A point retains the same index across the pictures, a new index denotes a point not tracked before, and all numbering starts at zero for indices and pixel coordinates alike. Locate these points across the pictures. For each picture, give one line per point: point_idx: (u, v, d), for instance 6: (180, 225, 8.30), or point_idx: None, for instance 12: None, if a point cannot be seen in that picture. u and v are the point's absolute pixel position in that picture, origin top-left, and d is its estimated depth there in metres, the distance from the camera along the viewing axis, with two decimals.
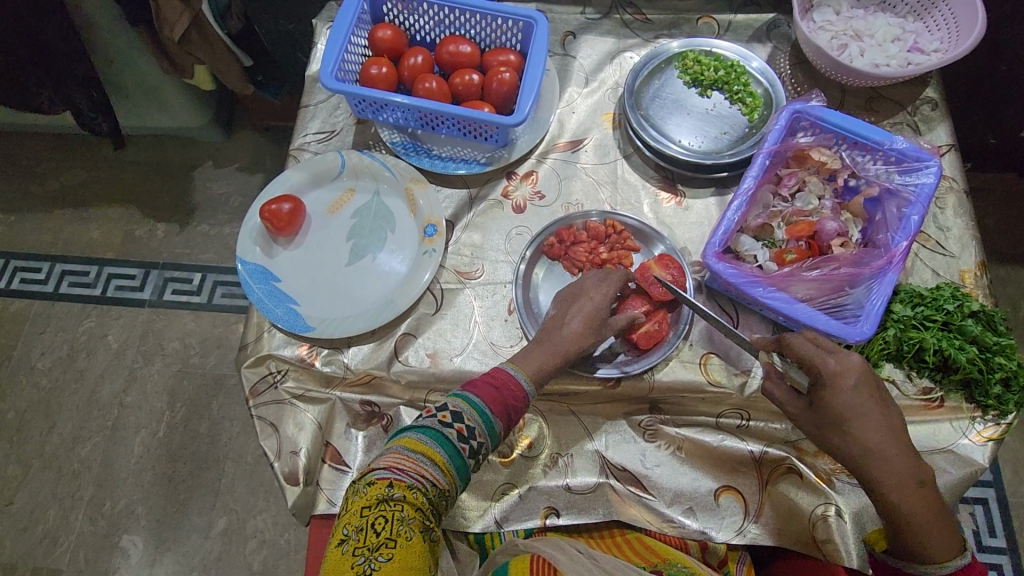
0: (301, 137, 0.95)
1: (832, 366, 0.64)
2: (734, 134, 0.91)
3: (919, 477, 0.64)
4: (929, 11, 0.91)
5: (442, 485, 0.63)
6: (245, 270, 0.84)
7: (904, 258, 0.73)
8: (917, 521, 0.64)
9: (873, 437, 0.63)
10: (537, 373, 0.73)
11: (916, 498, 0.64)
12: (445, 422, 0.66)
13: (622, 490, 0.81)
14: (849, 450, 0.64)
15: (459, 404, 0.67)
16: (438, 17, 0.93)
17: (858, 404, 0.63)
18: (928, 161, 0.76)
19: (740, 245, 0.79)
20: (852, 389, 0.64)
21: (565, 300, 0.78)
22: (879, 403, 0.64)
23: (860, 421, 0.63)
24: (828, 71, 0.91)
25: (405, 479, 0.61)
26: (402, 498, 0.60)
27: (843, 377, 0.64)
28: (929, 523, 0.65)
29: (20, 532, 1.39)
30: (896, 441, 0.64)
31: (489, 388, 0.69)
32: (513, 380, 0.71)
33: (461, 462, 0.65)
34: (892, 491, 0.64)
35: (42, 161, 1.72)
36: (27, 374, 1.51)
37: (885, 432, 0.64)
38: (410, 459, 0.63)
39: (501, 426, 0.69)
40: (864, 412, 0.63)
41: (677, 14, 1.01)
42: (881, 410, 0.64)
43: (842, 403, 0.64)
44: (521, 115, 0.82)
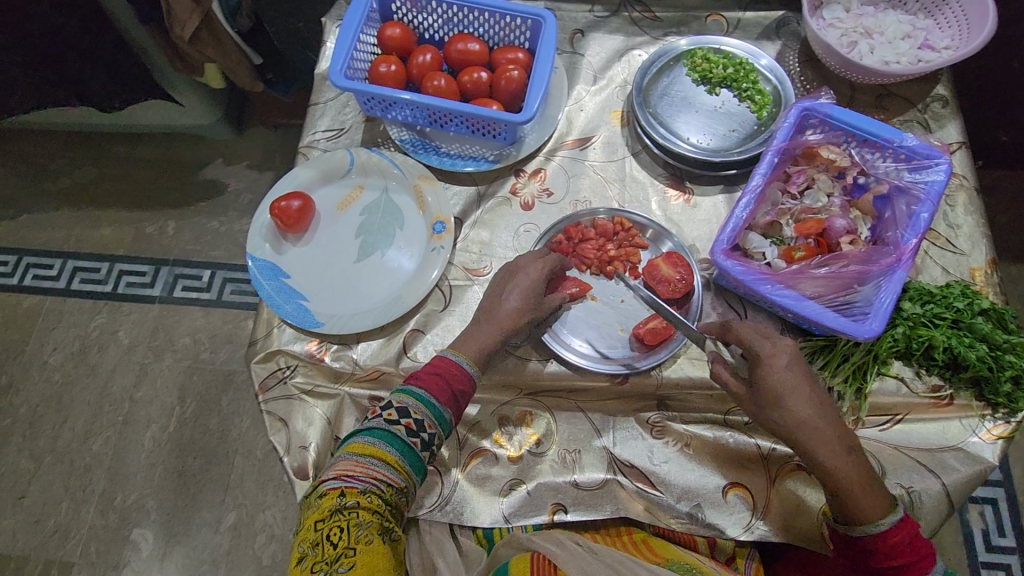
0: (310, 134, 0.96)
1: (768, 347, 0.69)
2: (743, 132, 0.90)
3: (847, 444, 0.67)
4: (940, 8, 0.91)
5: (398, 482, 0.67)
6: (255, 267, 0.85)
7: (914, 255, 0.72)
8: (851, 485, 0.66)
9: (799, 406, 0.67)
10: (479, 355, 0.75)
11: (845, 464, 0.66)
12: (391, 420, 0.70)
13: (629, 486, 0.81)
14: (780, 421, 0.68)
15: (404, 400, 0.71)
16: (447, 15, 0.94)
17: (785, 377, 0.68)
18: (939, 159, 0.76)
19: (749, 243, 0.79)
20: (781, 364, 0.68)
21: (502, 279, 0.80)
22: (807, 378, 0.68)
23: (787, 392, 0.67)
24: (838, 68, 0.91)
25: (357, 485, 0.65)
26: (356, 504, 0.64)
27: (771, 355, 0.69)
28: (863, 487, 0.66)
29: (33, 525, 1.40)
30: (822, 412, 0.67)
31: (433, 379, 0.73)
32: (455, 366, 0.74)
33: (413, 456, 0.70)
34: (824, 457, 0.66)
35: (54, 159, 1.74)
36: (40, 369, 1.53)
37: (815, 404, 0.67)
38: (360, 464, 0.67)
39: (450, 413, 0.73)
40: (793, 384, 0.67)
41: (686, 12, 1.01)
42: (808, 384, 0.68)
43: (772, 377, 0.68)
44: (529, 113, 0.82)
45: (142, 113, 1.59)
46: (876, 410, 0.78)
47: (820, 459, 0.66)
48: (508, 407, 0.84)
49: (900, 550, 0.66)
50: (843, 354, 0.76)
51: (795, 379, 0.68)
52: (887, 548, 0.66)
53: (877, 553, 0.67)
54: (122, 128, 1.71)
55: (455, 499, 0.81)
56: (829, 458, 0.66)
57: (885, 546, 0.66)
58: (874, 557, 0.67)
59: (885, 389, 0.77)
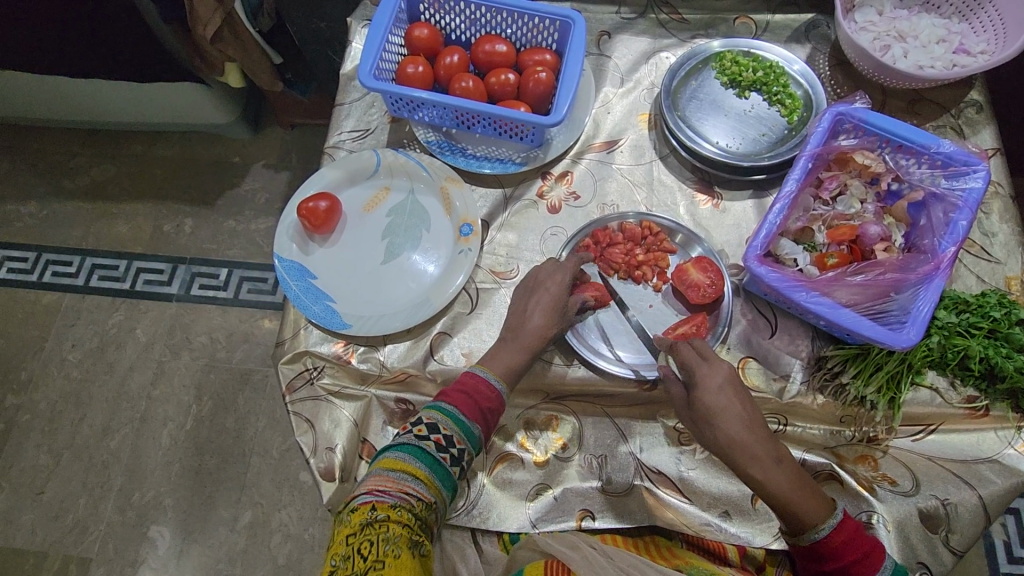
0: (336, 135, 0.96)
1: (704, 371, 0.71)
2: (773, 136, 0.89)
3: (778, 457, 0.69)
4: (975, 12, 0.89)
5: (428, 498, 0.67)
6: (282, 267, 0.85)
7: (952, 264, 0.71)
8: (786, 493, 0.67)
9: (729, 424, 0.69)
10: (505, 372, 0.76)
11: (776, 476, 0.68)
12: (421, 435, 0.70)
13: (657, 492, 0.81)
14: (717, 439, 0.70)
15: (433, 416, 0.71)
16: (474, 16, 0.93)
17: (717, 396, 0.70)
18: (977, 166, 0.75)
19: (780, 248, 0.78)
20: (713, 383, 0.71)
21: (525, 291, 0.80)
22: (740, 394, 0.71)
23: (719, 411, 0.70)
24: (870, 72, 0.90)
25: (388, 500, 0.64)
26: (387, 518, 0.63)
27: (704, 375, 0.71)
28: (800, 496, 0.67)
29: (51, 520, 1.41)
30: (753, 430, 0.69)
31: (461, 396, 0.73)
32: (483, 382, 0.75)
33: (444, 472, 0.69)
34: (757, 470, 0.68)
35: (74, 156, 1.74)
36: (59, 365, 1.54)
37: (743, 422, 0.69)
38: (391, 479, 0.66)
39: (479, 429, 0.73)
40: (724, 402, 0.70)
41: (714, 14, 0.99)
42: (742, 401, 0.71)
43: (704, 397, 0.70)
44: (559, 115, 0.81)
45: (161, 111, 1.59)
46: (909, 420, 0.77)
47: (753, 473, 0.68)
48: (532, 411, 0.84)
49: (841, 551, 0.66)
50: (876, 362, 0.74)
51: (724, 398, 0.70)
52: (829, 552, 0.67)
53: (823, 558, 0.67)
54: (140, 127, 1.71)
55: (481, 504, 0.81)
56: (762, 470, 0.68)
57: (827, 549, 0.67)
58: (822, 562, 0.67)
59: (918, 399, 0.76)
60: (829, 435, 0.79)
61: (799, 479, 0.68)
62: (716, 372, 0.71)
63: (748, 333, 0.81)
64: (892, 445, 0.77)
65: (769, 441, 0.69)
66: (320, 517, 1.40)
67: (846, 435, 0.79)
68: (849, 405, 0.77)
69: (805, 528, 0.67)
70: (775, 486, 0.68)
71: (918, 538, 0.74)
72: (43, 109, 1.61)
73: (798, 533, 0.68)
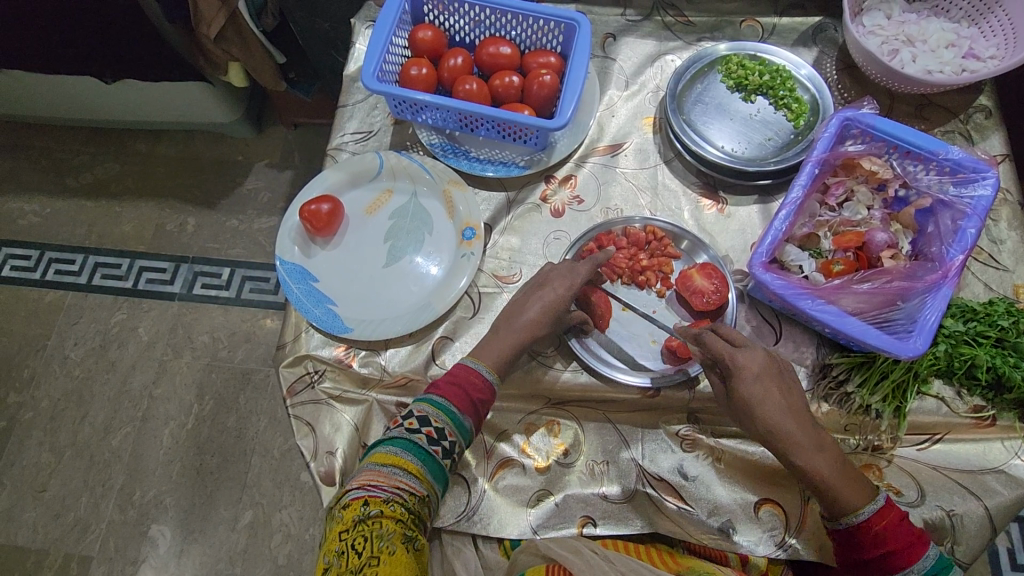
0: (339, 137, 0.95)
1: (739, 360, 0.69)
2: (779, 141, 0.89)
3: (818, 442, 0.67)
4: (985, 16, 0.88)
5: (420, 492, 0.67)
6: (283, 269, 0.84)
7: (960, 272, 0.71)
8: (829, 479, 0.66)
9: (769, 413, 0.68)
10: (497, 362, 0.75)
11: (819, 463, 0.67)
12: (412, 429, 0.69)
13: (659, 499, 0.80)
14: (755, 427, 0.69)
15: (424, 409, 0.71)
16: (478, 18, 0.93)
17: (754, 386, 0.68)
18: (986, 173, 0.74)
19: (786, 255, 0.77)
20: (751, 372, 0.68)
21: (532, 285, 0.79)
22: (776, 381, 0.69)
23: (758, 400, 0.68)
24: (878, 77, 0.89)
25: (380, 494, 0.64)
26: (379, 514, 0.63)
27: (742, 365, 0.69)
28: (842, 481, 0.66)
29: (52, 519, 1.41)
30: (792, 416, 0.68)
31: (452, 388, 0.72)
32: (473, 374, 0.74)
33: (435, 465, 0.69)
34: (799, 457, 0.67)
35: (77, 155, 1.74)
36: (61, 364, 1.54)
37: (784, 410, 0.68)
38: (383, 474, 0.66)
39: (471, 421, 0.72)
40: (763, 391, 0.68)
41: (720, 17, 0.99)
42: (779, 387, 0.69)
43: (744, 387, 0.68)
44: (563, 119, 0.81)
45: (164, 110, 1.59)
46: (915, 429, 0.76)
47: (796, 461, 0.67)
48: (534, 416, 0.83)
49: (884, 538, 0.66)
50: (881, 371, 0.74)
51: (763, 387, 0.68)
52: (872, 538, 0.66)
53: (867, 544, 0.66)
54: (143, 126, 1.71)
55: (482, 509, 0.80)
56: (803, 457, 0.67)
57: (870, 535, 0.66)
58: (862, 547, 0.67)
59: (925, 408, 0.75)
60: (834, 443, 0.77)
61: (841, 464, 0.67)
62: (755, 361, 0.69)
63: (752, 340, 0.80)
64: (897, 454, 0.76)
65: (808, 427, 0.68)
66: (321, 517, 1.40)
67: (851, 444, 0.77)
68: (855, 414, 0.76)
69: (845, 513, 0.66)
70: (817, 472, 0.66)
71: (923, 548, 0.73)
72: (47, 107, 1.61)
73: (836, 518, 0.67)
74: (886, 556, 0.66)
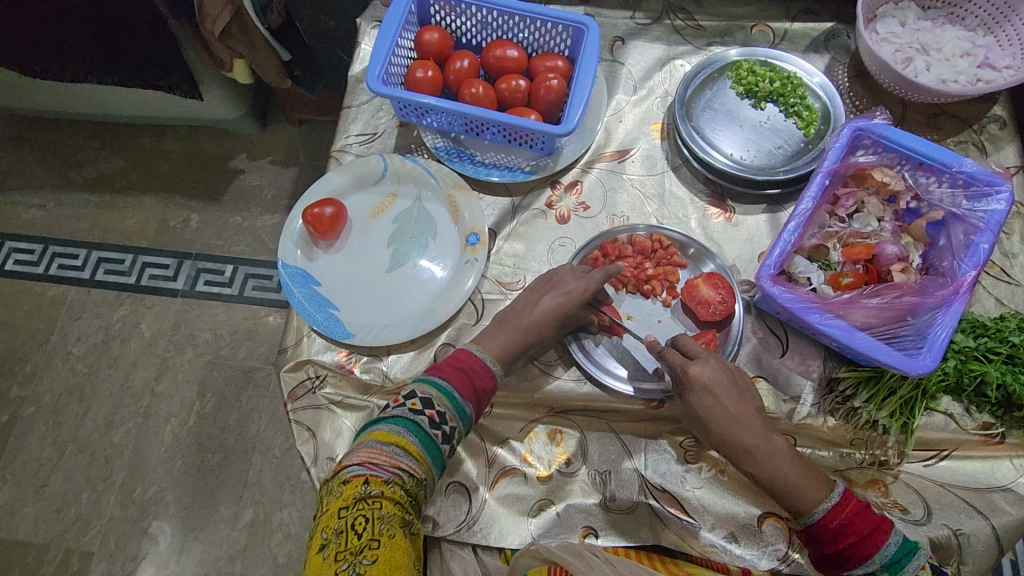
0: (342, 139, 0.94)
1: (690, 371, 0.70)
2: (789, 149, 0.87)
3: (770, 446, 0.68)
4: (1001, 25, 0.87)
5: (419, 474, 0.66)
6: (286, 274, 0.84)
7: (972, 288, 0.70)
8: (784, 479, 0.67)
9: (719, 421, 0.69)
10: (503, 355, 0.75)
11: (773, 467, 0.67)
12: (416, 410, 0.68)
13: (661, 510, 0.79)
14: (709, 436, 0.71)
15: (427, 390, 0.70)
16: (486, 20, 0.91)
17: (705, 397, 0.70)
18: (1000, 186, 0.73)
19: (794, 267, 0.76)
20: (702, 385, 0.70)
21: (541, 288, 0.79)
22: (729, 389, 0.70)
23: (708, 410, 0.70)
24: (891, 85, 0.88)
25: (381, 474, 0.63)
26: (380, 494, 0.62)
27: (694, 377, 0.70)
28: (798, 481, 0.67)
29: (53, 514, 1.42)
30: (744, 422, 0.69)
31: (455, 371, 0.72)
32: (479, 361, 0.73)
33: (435, 449, 0.68)
34: (749, 464, 0.68)
35: (81, 149, 1.74)
36: (64, 358, 1.54)
37: (733, 416, 0.69)
38: (384, 452, 0.65)
39: (472, 410, 0.72)
40: (714, 402, 0.70)
41: (730, 21, 0.97)
42: (733, 395, 0.70)
43: (696, 399, 0.70)
44: (570, 125, 0.79)
45: (168, 106, 1.58)
46: (923, 445, 0.75)
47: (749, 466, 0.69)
48: (536, 425, 0.83)
49: (846, 530, 0.65)
50: (889, 386, 0.73)
51: (714, 399, 0.69)
52: (831, 532, 0.65)
53: (826, 539, 0.66)
54: (147, 120, 1.70)
55: (482, 519, 0.80)
56: (754, 463, 0.68)
57: (828, 532, 0.66)
58: (824, 543, 0.66)
59: (932, 424, 0.74)
60: (839, 458, 0.77)
61: (798, 465, 0.68)
62: (706, 374, 0.70)
63: (758, 352, 0.79)
64: (902, 470, 0.76)
65: (762, 431, 0.69)
66: None
67: (856, 458, 0.76)
68: (861, 429, 0.75)
69: (803, 512, 0.67)
70: (771, 475, 0.67)
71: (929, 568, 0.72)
72: (52, 101, 1.61)
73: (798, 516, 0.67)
74: (845, 550, 0.65)
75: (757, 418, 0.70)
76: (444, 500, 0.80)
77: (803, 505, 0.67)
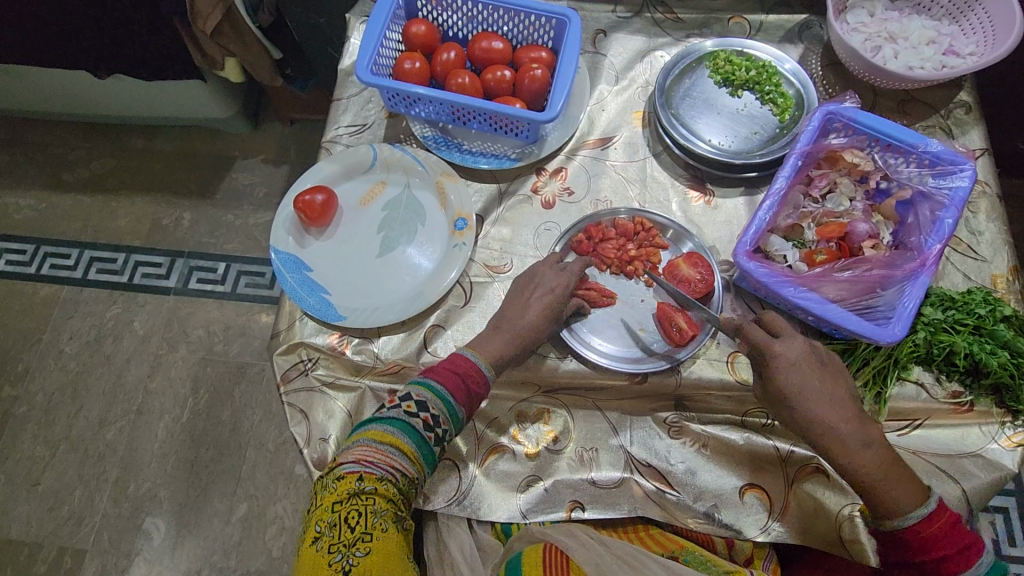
0: (333, 130, 0.97)
1: (778, 348, 0.69)
2: (765, 135, 0.91)
3: (865, 439, 0.67)
4: (965, 14, 0.90)
5: (412, 473, 0.68)
6: (278, 260, 0.86)
7: (938, 261, 0.73)
8: (877, 478, 0.66)
9: (811, 404, 0.68)
10: (496, 360, 0.75)
11: (865, 458, 0.66)
12: (410, 412, 0.69)
13: (646, 485, 0.82)
14: (796, 419, 0.69)
15: (423, 393, 0.70)
16: (471, 13, 0.94)
17: (793, 376, 0.68)
18: (964, 165, 0.76)
19: (770, 245, 0.79)
20: (786, 363, 0.69)
21: (522, 287, 0.79)
22: (820, 373, 0.69)
23: (798, 391, 0.68)
24: (861, 73, 0.91)
25: (375, 472, 0.65)
26: (374, 490, 0.64)
27: (779, 355, 0.69)
28: (886, 476, 0.66)
29: (46, 511, 1.42)
30: (834, 408, 0.68)
31: (451, 376, 0.72)
32: (472, 365, 0.73)
33: (428, 450, 0.69)
34: (842, 454, 0.67)
35: (72, 150, 1.75)
36: (56, 357, 1.55)
37: (827, 405, 0.68)
38: (379, 452, 0.66)
39: (465, 412, 0.73)
40: (802, 381, 0.68)
41: (708, 14, 1.01)
42: (822, 379, 0.69)
43: (784, 377, 0.69)
44: (553, 112, 0.82)
45: (159, 106, 1.59)
46: (895, 415, 0.78)
47: (837, 455, 0.67)
48: (525, 404, 0.85)
49: (936, 542, 0.66)
50: (863, 357, 0.76)
51: (801, 376, 0.68)
52: (920, 540, 0.66)
53: (913, 547, 0.67)
54: (137, 120, 1.72)
55: (473, 494, 0.82)
56: (846, 453, 0.67)
57: (919, 539, 0.66)
58: (911, 550, 0.67)
59: (904, 394, 0.77)
60: None
61: (889, 461, 0.67)
62: (792, 352, 0.69)
63: None
64: None
65: (854, 422, 0.67)
66: None
67: None
68: None
69: (892, 514, 0.66)
70: (862, 468, 0.66)
71: None
72: (44, 102, 1.62)
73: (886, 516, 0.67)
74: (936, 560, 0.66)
75: (848, 407, 0.68)
76: (434, 478, 0.82)
77: (892, 507, 0.66)
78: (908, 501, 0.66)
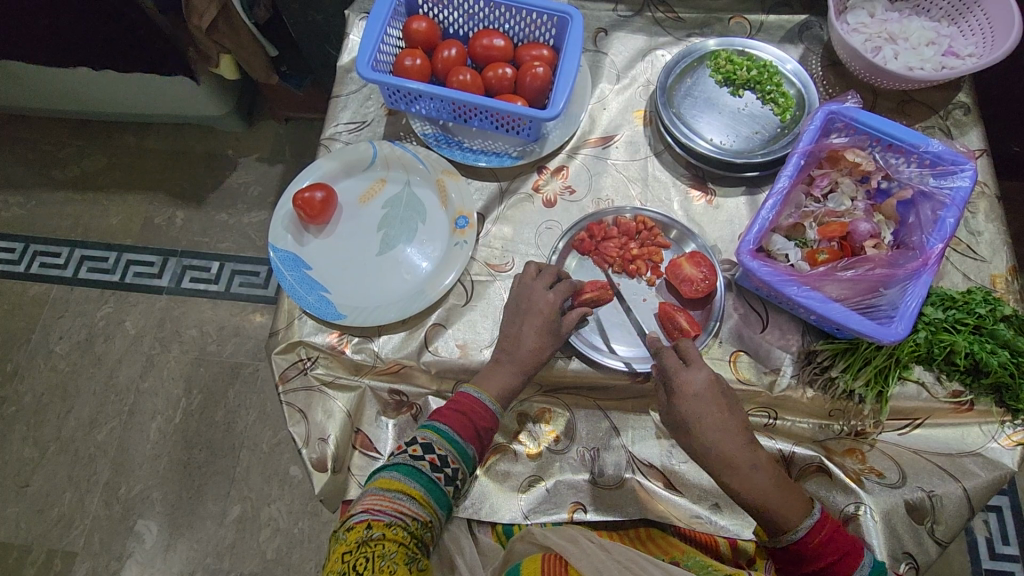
0: (332, 126, 0.96)
1: (682, 377, 0.71)
2: (766, 134, 0.91)
3: (756, 465, 0.69)
4: (964, 16, 0.91)
5: (422, 516, 0.67)
6: (277, 257, 0.85)
7: (939, 260, 0.73)
8: (767, 499, 0.68)
9: (708, 432, 0.69)
10: (502, 394, 0.76)
11: (754, 482, 0.68)
12: (416, 455, 0.70)
13: (648, 486, 0.82)
14: (692, 446, 0.71)
15: (429, 435, 0.72)
16: (472, 11, 0.94)
17: (695, 405, 0.70)
18: (964, 165, 0.76)
19: (772, 244, 0.79)
20: (690, 392, 0.71)
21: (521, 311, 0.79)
22: (718, 401, 0.71)
23: (696, 421, 0.70)
24: (861, 73, 0.92)
25: (383, 518, 0.64)
26: (382, 536, 0.63)
27: (684, 382, 0.71)
28: (777, 501, 0.68)
29: (36, 514, 1.39)
30: (728, 435, 0.69)
31: (456, 416, 0.73)
32: (477, 402, 0.75)
33: (438, 491, 0.70)
34: (733, 479, 0.69)
35: (63, 147, 1.72)
36: (45, 357, 1.52)
37: (721, 432, 0.69)
38: (385, 498, 0.66)
39: (475, 450, 0.74)
40: (703, 410, 0.70)
41: (709, 13, 1.01)
42: (722, 407, 0.71)
43: (685, 406, 0.70)
44: (555, 110, 0.82)
45: (151, 103, 1.57)
46: (897, 415, 0.79)
47: (729, 481, 0.69)
48: (525, 404, 0.84)
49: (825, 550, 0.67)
50: (864, 357, 0.76)
51: (702, 407, 0.70)
52: (812, 551, 0.67)
53: (807, 558, 0.68)
54: (129, 117, 1.70)
55: (474, 495, 0.82)
56: (737, 477, 0.69)
57: (809, 549, 0.68)
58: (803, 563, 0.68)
59: (905, 393, 0.77)
60: (817, 428, 0.81)
61: (778, 481, 0.69)
62: (699, 383, 0.71)
63: (739, 327, 0.82)
64: (878, 439, 0.79)
65: (746, 446, 0.70)
66: (311, 511, 1.40)
67: (835, 429, 0.80)
68: (838, 399, 0.78)
69: (785, 529, 0.68)
70: (752, 491, 0.68)
71: (903, 528, 0.76)
72: (34, 98, 1.60)
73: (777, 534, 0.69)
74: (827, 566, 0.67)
75: (743, 434, 0.70)
76: None
77: (783, 524, 0.68)
78: (797, 515, 0.68)
